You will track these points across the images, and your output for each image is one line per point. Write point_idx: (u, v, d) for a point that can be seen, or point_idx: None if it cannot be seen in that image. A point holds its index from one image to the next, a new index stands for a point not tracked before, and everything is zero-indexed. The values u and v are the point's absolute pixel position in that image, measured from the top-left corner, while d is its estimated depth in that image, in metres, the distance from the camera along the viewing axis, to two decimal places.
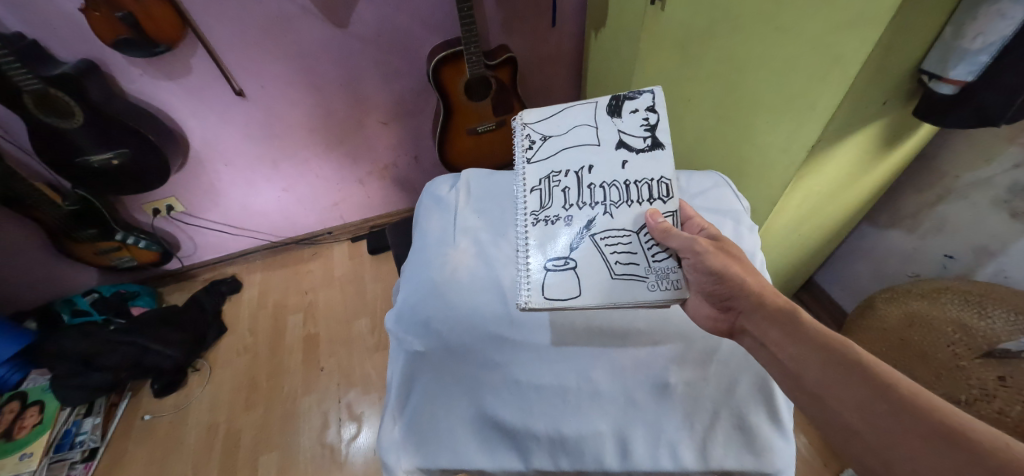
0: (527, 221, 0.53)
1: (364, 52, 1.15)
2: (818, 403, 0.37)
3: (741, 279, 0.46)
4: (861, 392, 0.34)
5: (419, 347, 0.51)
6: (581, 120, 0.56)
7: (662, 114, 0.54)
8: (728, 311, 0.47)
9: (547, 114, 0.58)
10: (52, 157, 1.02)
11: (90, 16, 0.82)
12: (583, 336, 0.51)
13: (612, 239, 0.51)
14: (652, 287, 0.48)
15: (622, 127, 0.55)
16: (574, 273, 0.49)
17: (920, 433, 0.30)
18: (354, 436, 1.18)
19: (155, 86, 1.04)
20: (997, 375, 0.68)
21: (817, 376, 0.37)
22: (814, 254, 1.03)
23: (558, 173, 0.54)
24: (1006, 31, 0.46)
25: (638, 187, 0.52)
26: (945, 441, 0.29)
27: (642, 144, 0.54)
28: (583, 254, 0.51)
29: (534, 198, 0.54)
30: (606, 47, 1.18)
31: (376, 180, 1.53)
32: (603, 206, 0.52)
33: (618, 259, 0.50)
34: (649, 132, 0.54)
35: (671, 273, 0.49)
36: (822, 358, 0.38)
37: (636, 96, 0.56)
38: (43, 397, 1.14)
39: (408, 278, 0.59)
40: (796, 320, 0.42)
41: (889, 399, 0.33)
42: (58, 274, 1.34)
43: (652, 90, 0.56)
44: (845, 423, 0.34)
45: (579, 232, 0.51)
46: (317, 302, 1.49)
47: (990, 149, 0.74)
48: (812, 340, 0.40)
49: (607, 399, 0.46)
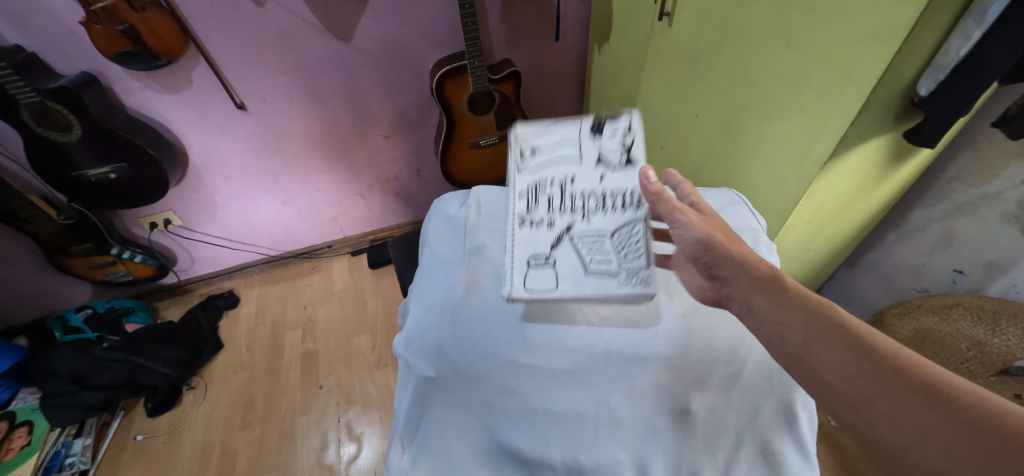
0: (513, 226, 0.53)
1: (368, 65, 1.15)
2: (801, 366, 0.33)
3: (730, 247, 0.42)
4: (843, 354, 0.31)
5: (432, 374, 0.49)
6: (566, 132, 0.55)
7: (640, 136, 0.52)
8: (715, 279, 0.43)
9: (537, 124, 0.56)
10: (48, 171, 1.00)
11: (90, 28, 0.81)
12: (601, 360, 0.49)
13: (588, 241, 0.51)
14: (620, 282, 0.49)
15: (605, 142, 0.53)
16: (553, 268, 0.50)
17: (901, 390, 0.28)
18: (353, 456, 1.15)
19: (156, 99, 1.03)
20: (1014, 393, 0.70)
21: (802, 339, 0.33)
22: (822, 269, 1.02)
23: (542, 182, 0.54)
24: (960, 53, 0.48)
25: (614, 198, 0.51)
26: (925, 398, 0.27)
27: (621, 159, 0.52)
28: (563, 255, 0.51)
29: (521, 204, 0.53)
30: (611, 60, 1.18)
31: (377, 194, 1.52)
32: (581, 213, 0.52)
33: (593, 259, 0.50)
34: (630, 148, 0.52)
35: (640, 272, 0.49)
36: (809, 321, 0.34)
37: (620, 116, 0.54)
38: (31, 418, 1.10)
39: (419, 298, 0.58)
40: (779, 283, 0.37)
41: (869, 359, 0.30)
42: (50, 288, 1.31)
43: (632, 112, 0.54)
44: (827, 384, 0.31)
45: (559, 234, 0.51)
46: (316, 317, 1.47)
47: (997, 164, 0.75)
48: (797, 302, 0.35)
49: (626, 427, 0.44)
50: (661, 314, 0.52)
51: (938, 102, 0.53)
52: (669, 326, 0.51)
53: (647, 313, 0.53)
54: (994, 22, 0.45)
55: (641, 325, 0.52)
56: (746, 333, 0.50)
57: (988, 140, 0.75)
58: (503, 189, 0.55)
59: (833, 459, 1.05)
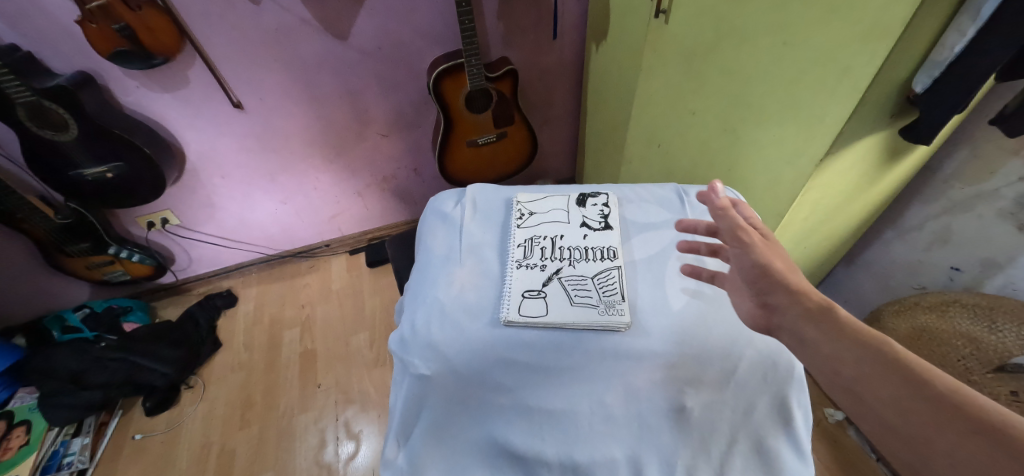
0: (511, 267, 0.56)
1: (365, 64, 1.14)
2: (856, 403, 0.30)
3: (789, 278, 0.40)
4: (898, 389, 0.28)
5: (427, 372, 0.47)
6: (556, 205, 0.65)
7: (615, 210, 0.63)
8: (764, 308, 0.40)
9: (536, 196, 0.67)
10: (45, 170, 1.00)
11: (86, 27, 0.81)
12: (596, 358, 0.47)
13: (574, 280, 0.54)
14: (599, 312, 0.50)
15: (586, 214, 0.63)
16: (544, 301, 0.51)
17: (962, 431, 0.24)
18: (351, 454, 1.15)
19: (152, 98, 1.03)
20: (1010, 390, 0.70)
21: (856, 372, 0.30)
22: (818, 266, 1.02)
23: (540, 237, 0.60)
24: (956, 49, 0.48)
25: (595, 252, 0.58)
26: (992, 441, 0.23)
27: (599, 225, 0.61)
28: (553, 288, 0.53)
29: (519, 251, 0.58)
30: (607, 59, 1.18)
31: (375, 192, 1.51)
32: (570, 261, 0.57)
33: (576, 292, 0.53)
34: (605, 218, 0.62)
35: (617, 303, 0.50)
36: (861, 354, 0.31)
37: (597, 194, 0.66)
38: (30, 417, 1.10)
39: (413, 296, 0.57)
40: (834, 315, 0.34)
41: (927, 395, 0.27)
42: (47, 288, 1.30)
43: (609, 192, 0.66)
44: (882, 421, 0.28)
45: (549, 276, 0.55)
46: (314, 316, 1.47)
47: (994, 160, 0.75)
48: (853, 336, 0.32)
49: (620, 424, 0.44)
50: (657, 311, 0.50)
51: (933, 98, 0.53)
52: (664, 321, 0.49)
53: (643, 310, 0.51)
54: (988, 19, 0.45)
55: (640, 323, 0.49)
56: (746, 326, 0.47)
57: (984, 137, 0.75)
58: (504, 243, 0.61)
59: (830, 456, 1.05)
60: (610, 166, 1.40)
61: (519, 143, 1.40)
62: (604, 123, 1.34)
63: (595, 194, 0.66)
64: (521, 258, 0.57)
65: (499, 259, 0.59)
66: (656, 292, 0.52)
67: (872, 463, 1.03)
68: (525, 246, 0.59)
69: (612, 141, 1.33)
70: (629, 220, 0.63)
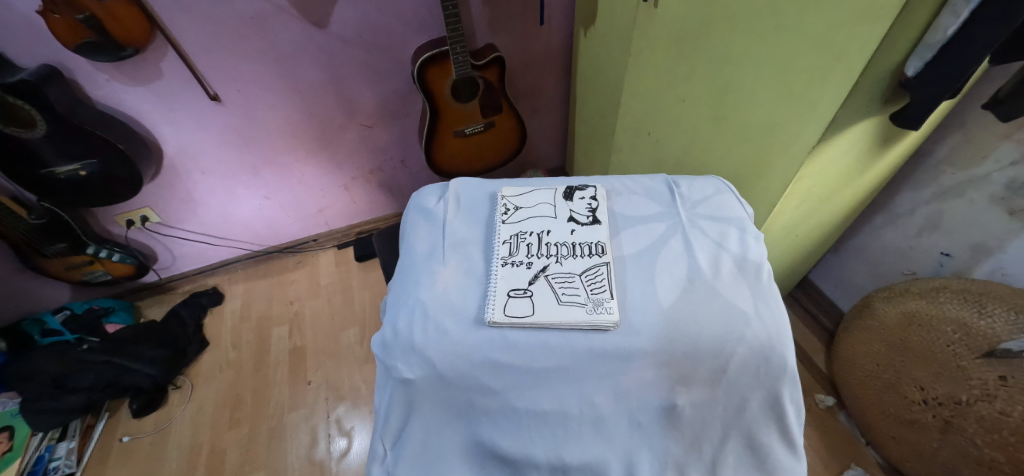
0: (495, 265, 0.54)
1: (346, 53, 1.10)
2: None
3: None
4: None
5: (410, 376, 0.45)
6: (541, 199, 0.64)
7: (604, 203, 0.61)
8: None
9: (521, 191, 0.65)
10: (14, 169, 0.95)
11: (49, 18, 0.75)
12: (584, 359, 0.44)
13: (559, 277, 0.51)
14: (588, 311, 0.46)
15: (573, 208, 0.61)
16: (530, 300, 0.49)
17: None
18: (344, 451, 1.14)
19: (124, 91, 0.98)
20: (998, 375, 0.69)
21: None
22: (810, 253, 1.02)
23: (526, 233, 0.58)
24: (948, 32, 0.46)
25: (583, 247, 0.55)
26: None
27: (587, 220, 0.59)
28: (540, 285, 0.50)
29: (505, 247, 0.56)
30: (596, 44, 1.15)
31: (362, 185, 1.48)
32: (556, 257, 0.55)
33: (563, 290, 0.49)
34: (592, 212, 0.60)
35: (606, 301, 0.47)
36: None
37: (584, 188, 0.64)
38: (12, 422, 1.04)
39: (396, 295, 0.55)
40: None
41: None
42: (25, 290, 1.26)
43: (596, 185, 0.64)
44: None
45: (535, 273, 0.52)
46: (303, 313, 1.44)
47: (986, 145, 0.74)
48: None
49: (610, 424, 0.43)
50: (648, 307, 0.47)
51: (924, 83, 0.52)
52: (653, 318, 0.46)
53: (635, 307, 0.48)
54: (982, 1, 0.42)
55: (629, 322, 0.46)
56: (738, 321, 0.45)
57: (976, 122, 0.74)
58: (489, 241, 0.59)
59: (820, 440, 1.07)
60: (600, 155, 1.37)
61: (508, 132, 1.37)
62: (593, 111, 1.31)
63: (583, 187, 0.65)
64: (507, 255, 0.55)
65: (484, 257, 0.57)
66: (647, 287, 0.50)
67: (862, 447, 1.05)
68: (511, 241, 0.57)
69: (602, 129, 1.30)
70: (618, 213, 0.61)
